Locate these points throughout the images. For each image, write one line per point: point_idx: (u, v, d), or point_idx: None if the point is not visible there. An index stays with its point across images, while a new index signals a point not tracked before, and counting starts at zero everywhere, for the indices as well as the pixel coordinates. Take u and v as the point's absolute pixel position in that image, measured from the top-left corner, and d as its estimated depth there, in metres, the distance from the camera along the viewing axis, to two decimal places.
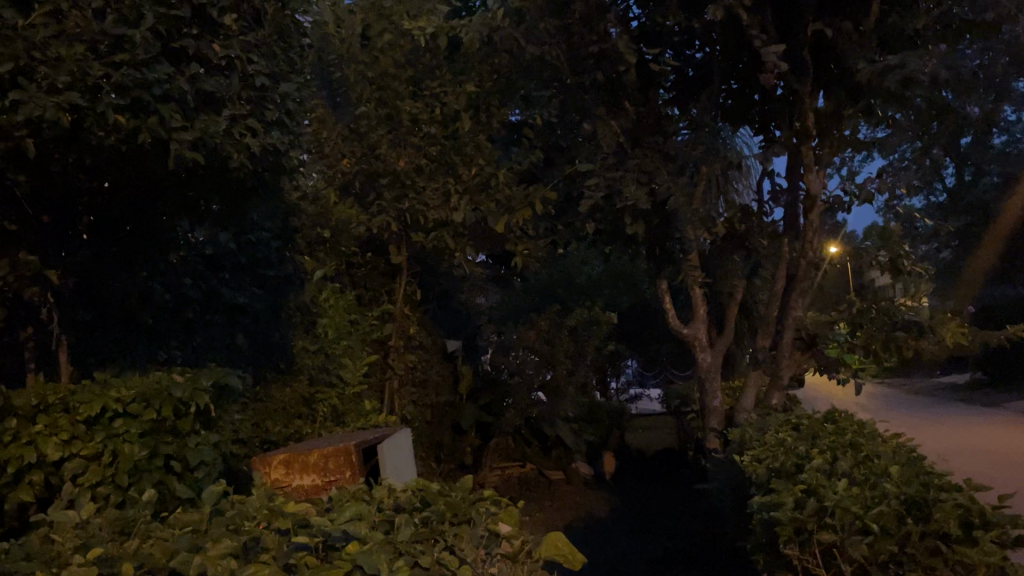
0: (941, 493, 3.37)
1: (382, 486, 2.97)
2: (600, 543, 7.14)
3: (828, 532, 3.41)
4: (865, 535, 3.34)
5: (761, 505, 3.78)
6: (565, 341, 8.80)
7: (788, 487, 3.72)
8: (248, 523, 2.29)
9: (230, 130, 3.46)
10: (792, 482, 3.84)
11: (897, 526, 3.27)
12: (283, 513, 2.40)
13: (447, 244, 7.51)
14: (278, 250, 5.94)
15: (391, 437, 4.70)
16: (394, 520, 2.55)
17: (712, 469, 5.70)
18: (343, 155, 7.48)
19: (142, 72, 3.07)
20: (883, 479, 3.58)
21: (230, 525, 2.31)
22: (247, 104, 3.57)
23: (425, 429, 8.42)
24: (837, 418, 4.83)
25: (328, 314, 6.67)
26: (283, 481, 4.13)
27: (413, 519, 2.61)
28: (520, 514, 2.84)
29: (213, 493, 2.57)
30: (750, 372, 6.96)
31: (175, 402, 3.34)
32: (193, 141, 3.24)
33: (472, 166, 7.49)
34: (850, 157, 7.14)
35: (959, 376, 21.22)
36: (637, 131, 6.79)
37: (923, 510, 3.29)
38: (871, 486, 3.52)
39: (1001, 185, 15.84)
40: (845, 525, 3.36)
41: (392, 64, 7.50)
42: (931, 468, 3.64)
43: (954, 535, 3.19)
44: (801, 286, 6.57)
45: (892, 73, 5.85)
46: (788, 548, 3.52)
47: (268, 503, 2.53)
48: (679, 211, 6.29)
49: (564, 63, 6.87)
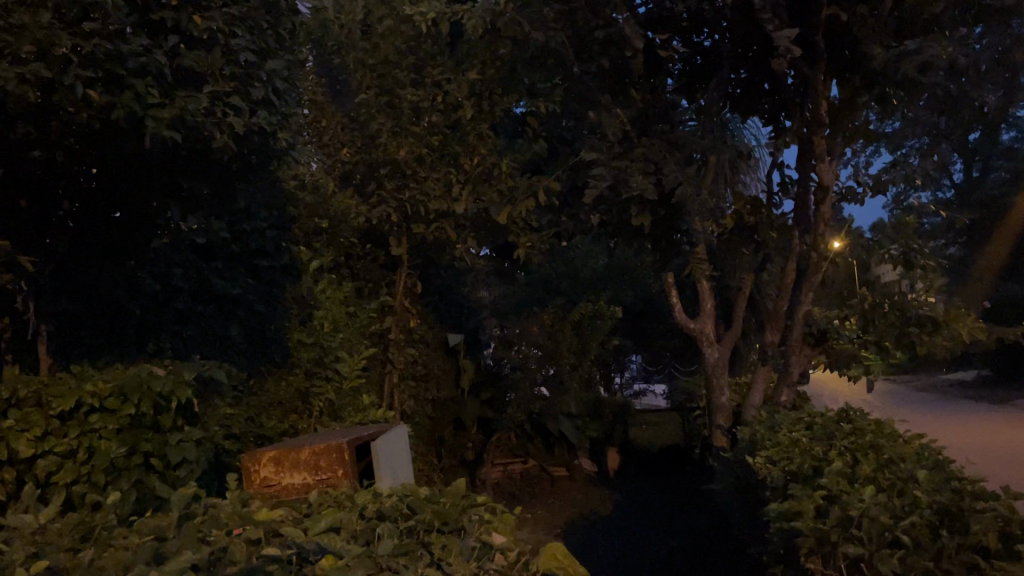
0: (977, 503, 3.15)
1: (369, 493, 2.86)
2: (607, 548, 6.91)
3: (853, 543, 3.21)
4: (894, 548, 3.12)
5: (781, 514, 3.56)
6: (568, 336, 8.63)
7: (809, 493, 3.51)
8: (216, 532, 2.14)
9: (212, 109, 3.27)
10: (813, 489, 3.62)
11: (932, 538, 3.04)
12: (256, 521, 2.25)
13: (448, 236, 7.32)
14: (272, 241, 5.75)
15: (387, 434, 4.50)
16: (375, 529, 2.40)
17: (720, 469, 5.52)
18: (343, 145, 7.35)
19: (115, 44, 2.88)
20: (910, 484, 3.36)
21: (199, 534, 2.14)
22: (230, 82, 3.38)
23: (425, 424, 8.24)
24: (852, 417, 4.63)
25: (325, 306, 6.47)
26: (272, 480, 3.96)
27: (397, 530, 2.43)
28: (514, 524, 2.80)
29: (184, 495, 2.44)
30: (759, 368, 6.77)
31: (155, 397, 3.16)
32: (171, 119, 3.03)
33: (474, 156, 7.26)
34: (861, 150, 6.93)
35: (966, 374, 20.95)
36: (644, 121, 6.60)
37: (957, 521, 3.08)
38: (899, 493, 3.31)
39: (1009, 180, 16.01)
40: (873, 538, 3.14)
41: (393, 50, 7.33)
42: (960, 472, 3.43)
43: (994, 548, 2.97)
44: (812, 280, 6.36)
45: (910, 59, 5.63)
46: (808, 562, 3.37)
47: (241, 509, 2.36)
48: (687, 201, 6.10)
49: (570, 48, 6.68)
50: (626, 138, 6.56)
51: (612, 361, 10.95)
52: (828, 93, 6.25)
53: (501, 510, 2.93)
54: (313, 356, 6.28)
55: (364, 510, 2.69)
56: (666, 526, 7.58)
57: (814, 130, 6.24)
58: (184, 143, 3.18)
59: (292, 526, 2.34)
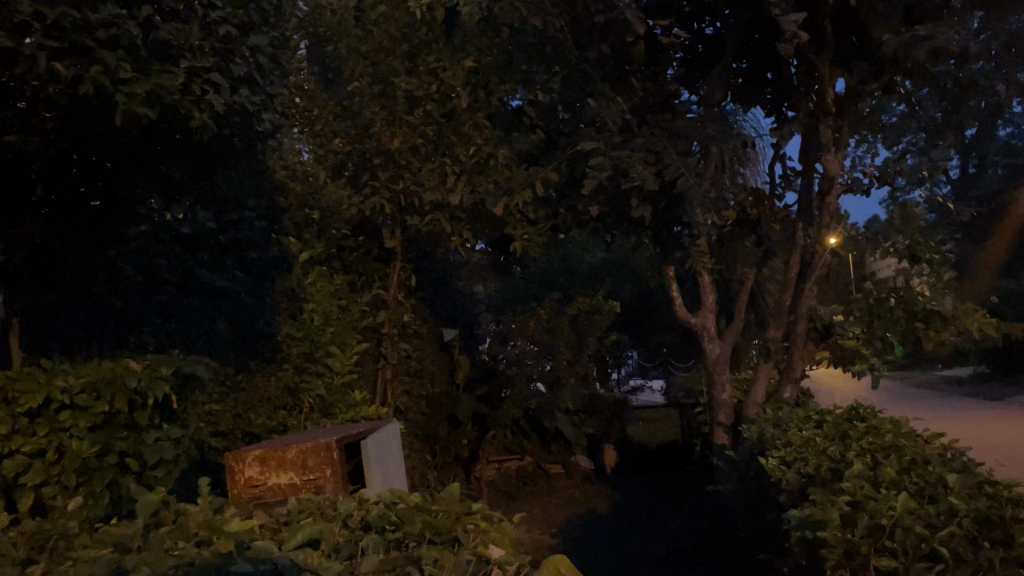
0: (1012, 511, 2.95)
1: (356, 499, 2.71)
2: (607, 551, 6.74)
3: (885, 555, 2.99)
4: (930, 562, 2.89)
5: (801, 522, 3.31)
6: (566, 331, 8.48)
7: (829, 498, 3.32)
8: (182, 546, 2.02)
9: (189, 85, 3.05)
10: (830, 492, 3.44)
11: (971, 550, 2.83)
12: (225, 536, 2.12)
13: (443, 228, 7.15)
14: (264, 233, 5.57)
15: (378, 433, 4.33)
16: (359, 542, 2.26)
17: (723, 468, 5.36)
18: (337, 135, 7.15)
19: (83, 12, 2.66)
20: (938, 489, 3.17)
21: (166, 547, 2.03)
22: (211, 56, 3.16)
23: (417, 420, 8.07)
24: (862, 416, 4.47)
25: (314, 299, 6.26)
26: (257, 480, 3.79)
27: (382, 545, 2.27)
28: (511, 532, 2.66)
29: (150, 503, 2.34)
30: (760, 364, 6.58)
31: (130, 393, 3.00)
32: (145, 95, 2.81)
33: (470, 146, 7.08)
34: (867, 140, 6.76)
35: (962, 369, 20.93)
36: (645, 110, 6.42)
37: (998, 530, 2.87)
38: (923, 497, 3.14)
39: (1005, 176, 16.03)
40: (908, 550, 2.91)
41: (387, 37, 7.18)
42: (988, 475, 3.25)
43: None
44: (817, 273, 6.17)
45: (921, 44, 5.44)
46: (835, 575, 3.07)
47: (211, 520, 2.25)
48: (689, 192, 5.93)
49: (568, 34, 6.49)
50: (627, 127, 6.38)
51: (610, 356, 10.83)
52: (835, 83, 6.08)
53: (498, 519, 2.77)
54: (303, 351, 6.10)
55: (348, 518, 2.52)
56: (666, 526, 7.44)
57: (820, 118, 6.07)
58: (160, 122, 2.97)
59: (266, 539, 2.21)
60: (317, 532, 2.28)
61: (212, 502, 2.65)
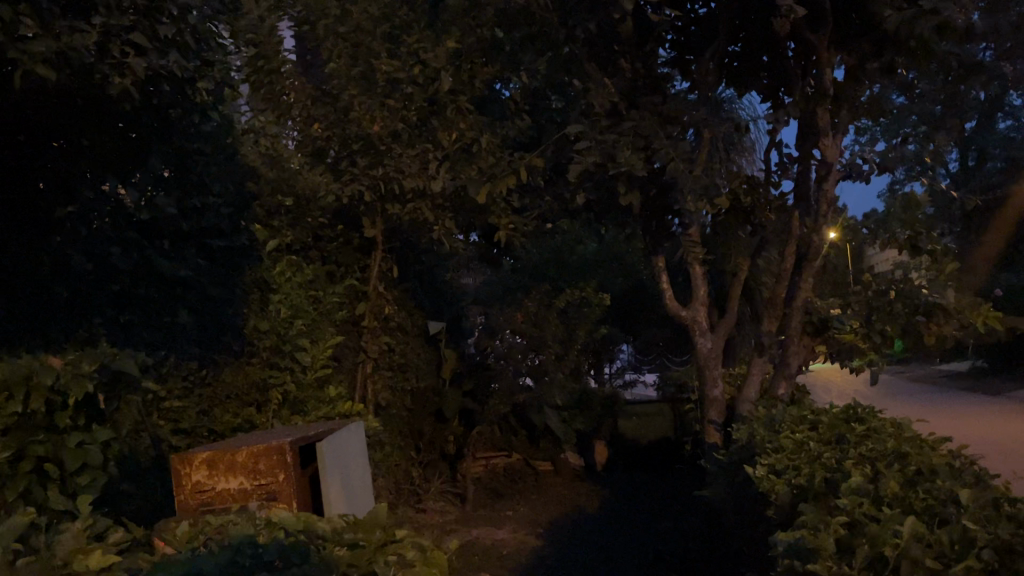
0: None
1: (278, 530, 2.42)
2: (593, 559, 6.42)
3: None
4: None
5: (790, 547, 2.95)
6: (555, 323, 8.20)
7: (822, 519, 2.99)
8: None
9: (103, 47, 2.70)
10: (827, 509, 3.14)
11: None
12: None
13: (425, 217, 6.76)
14: (232, 219, 5.26)
15: (336, 433, 4.11)
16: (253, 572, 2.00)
17: (713, 470, 5.06)
18: (315, 120, 6.78)
19: None
20: (948, 503, 2.84)
21: None
22: (133, 14, 2.77)
23: (397, 416, 7.77)
24: (863, 419, 4.16)
25: (283, 290, 5.92)
26: (205, 485, 3.58)
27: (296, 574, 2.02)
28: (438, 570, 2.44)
29: (18, 524, 2.17)
30: (754, 359, 6.27)
31: (46, 392, 2.70)
32: (47, 55, 2.45)
33: (453, 133, 6.70)
34: (864, 127, 6.48)
35: (959, 365, 20.72)
36: (635, 93, 6.12)
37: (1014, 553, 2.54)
38: (930, 515, 2.82)
39: (1004, 169, 15.81)
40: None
41: (366, 18, 6.84)
42: (1003, 490, 2.93)
43: None
44: (812, 265, 5.86)
45: (924, 20, 5.12)
46: None
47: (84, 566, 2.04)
48: (679, 177, 5.61)
49: (553, 13, 6.18)
50: (615, 110, 6.07)
51: (601, 350, 10.57)
52: (834, 69, 5.79)
53: (433, 547, 2.60)
54: (272, 344, 5.78)
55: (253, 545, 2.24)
56: (656, 530, 7.15)
57: (818, 101, 5.76)
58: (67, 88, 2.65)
59: None
60: (221, 563, 2.02)
61: (111, 541, 2.30)
